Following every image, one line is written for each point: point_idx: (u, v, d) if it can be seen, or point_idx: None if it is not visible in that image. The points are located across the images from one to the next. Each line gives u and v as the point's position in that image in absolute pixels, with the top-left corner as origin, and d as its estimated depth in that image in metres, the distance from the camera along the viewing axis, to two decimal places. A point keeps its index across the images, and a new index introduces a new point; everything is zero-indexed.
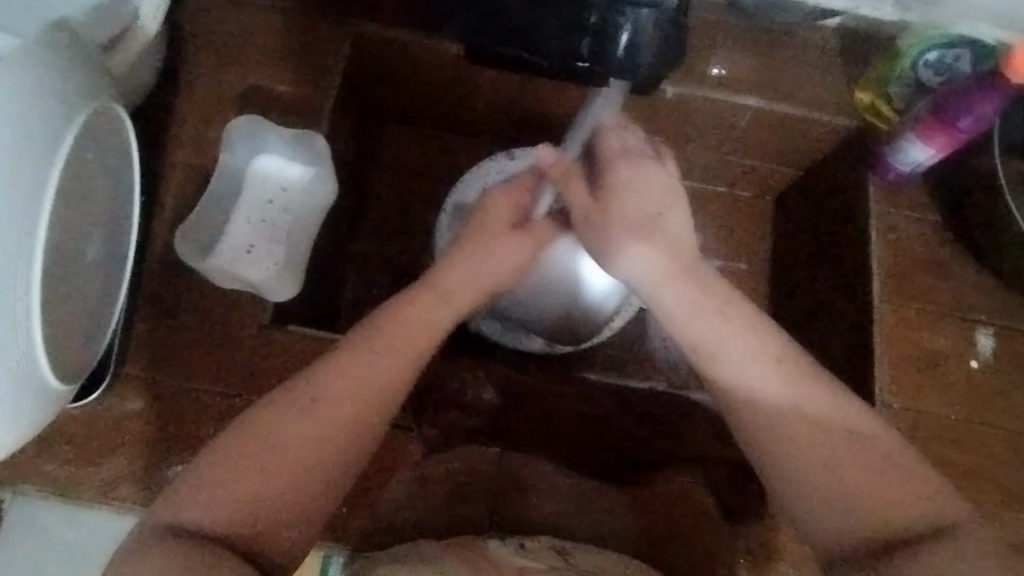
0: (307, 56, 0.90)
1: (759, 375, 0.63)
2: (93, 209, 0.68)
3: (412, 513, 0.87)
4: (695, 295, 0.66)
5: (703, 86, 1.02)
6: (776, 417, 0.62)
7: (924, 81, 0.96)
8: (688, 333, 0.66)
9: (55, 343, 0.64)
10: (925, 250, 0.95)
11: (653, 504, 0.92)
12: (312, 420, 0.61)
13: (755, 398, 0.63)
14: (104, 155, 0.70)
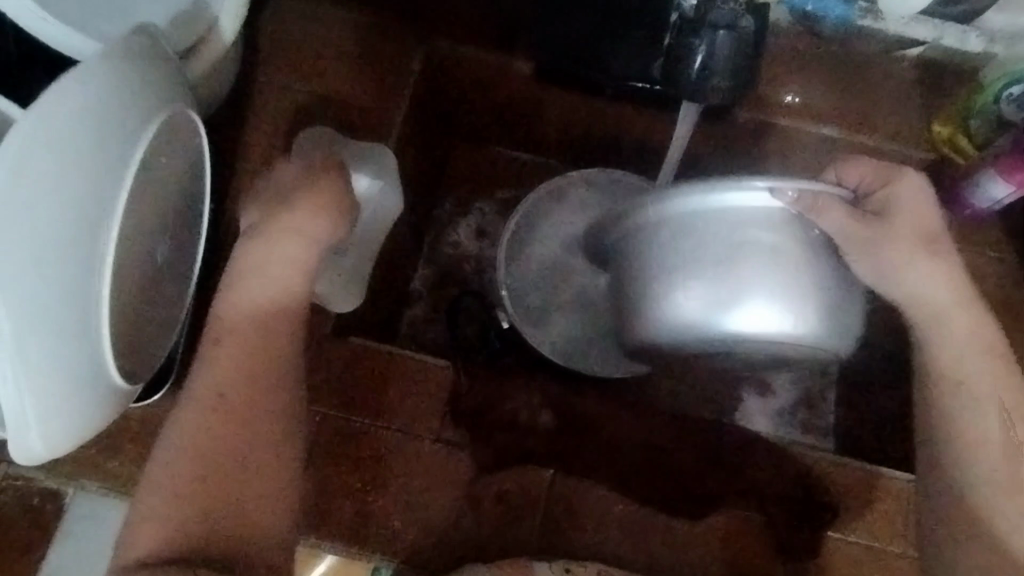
0: (382, 71, 0.92)
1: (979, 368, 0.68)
2: (174, 223, 0.70)
3: (458, 546, 0.76)
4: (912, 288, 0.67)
5: (776, 113, 1.00)
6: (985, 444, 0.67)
7: (1007, 116, 0.92)
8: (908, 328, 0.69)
9: (119, 349, 0.65)
10: (998, 289, 0.95)
11: (733, 550, 0.77)
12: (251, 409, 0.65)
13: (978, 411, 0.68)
14: (181, 162, 0.69)
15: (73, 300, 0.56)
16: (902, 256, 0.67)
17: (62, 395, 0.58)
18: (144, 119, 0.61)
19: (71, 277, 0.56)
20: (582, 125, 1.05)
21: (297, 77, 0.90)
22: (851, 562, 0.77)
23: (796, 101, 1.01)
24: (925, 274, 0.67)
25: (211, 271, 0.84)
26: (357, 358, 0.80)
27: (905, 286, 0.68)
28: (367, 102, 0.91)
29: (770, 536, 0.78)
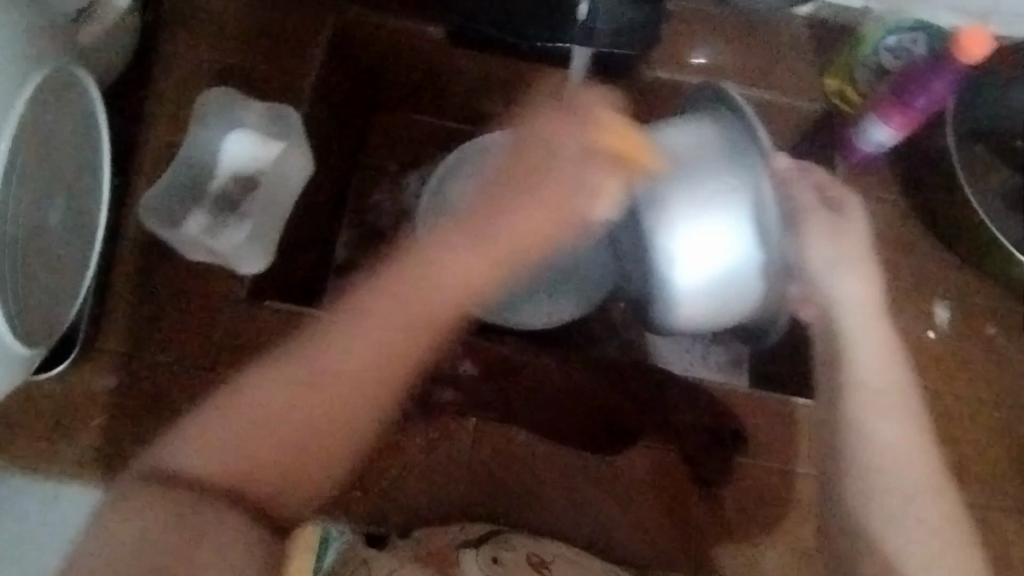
0: (287, 34, 0.90)
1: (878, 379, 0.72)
2: (67, 186, 0.69)
3: (388, 503, 0.79)
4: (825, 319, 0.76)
5: (682, 71, 1.04)
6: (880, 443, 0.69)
7: (885, 65, 1.00)
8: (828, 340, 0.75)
9: (11, 315, 0.64)
10: (892, 228, 0.99)
11: (653, 488, 0.81)
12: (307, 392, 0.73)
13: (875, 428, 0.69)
14: (67, 121, 0.68)
15: None
16: (834, 256, 0.76)
17: None
18: (20, 72, 0.59)
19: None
20: (497, 87, 1.05)
21: (200, 43, 0.88)
22: (765, 486, 0.82)
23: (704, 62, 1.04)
24: (852, 284, 0.75)
25: (118, 241, 0.81)
26: (276, 322, 0.80)
27: (829, 290, 0.75)
28: (273, 65, 0.89)
29: (685, 466, 0.82)
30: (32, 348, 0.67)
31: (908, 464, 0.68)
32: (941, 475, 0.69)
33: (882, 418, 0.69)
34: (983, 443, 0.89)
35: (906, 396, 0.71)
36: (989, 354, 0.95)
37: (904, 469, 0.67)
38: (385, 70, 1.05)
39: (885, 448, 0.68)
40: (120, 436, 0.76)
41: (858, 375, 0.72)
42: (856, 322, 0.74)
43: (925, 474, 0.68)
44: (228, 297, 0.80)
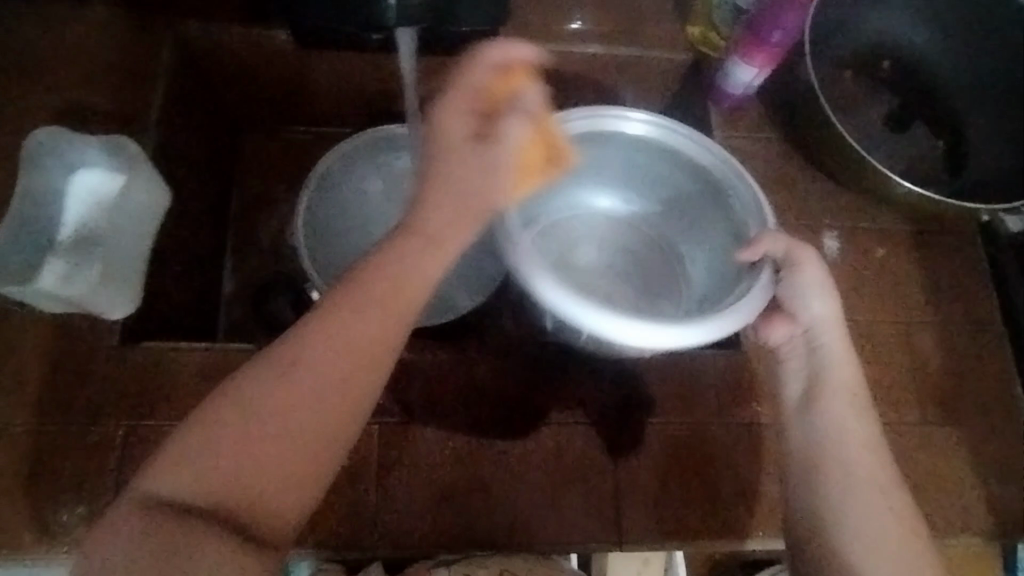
0: (125, 64, 0.86)
1: (841, 407, 0.70)
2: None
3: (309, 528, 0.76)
4: (817, 353, 0.73)
5: (543, 41, 1.01)
6: (842, 459, 0.67)
7: (740, 4, 0.98)
8: (814, 375, 0.72)
9: None
10: (771, 169, 1.00)
11: (570, 464, 0.80)
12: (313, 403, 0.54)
13: (836, 439, 0.68)
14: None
15: None
16: (816, 284, 0.73)
17: None
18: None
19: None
20: (362, 86, 1.02)
21: (31, 89, 0.83)
22: (682, 443, 0.82)
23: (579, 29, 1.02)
24: (826, 307, 0.73)
25: None
26: (153, 362, 0.76)
27: (803, 312, 0.74)
28: (114, 100, 0.84)
29: (596, 436, 0.82)
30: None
31: (863, 464, 0.67)
32: (898, 488, 0.67)
33: (847, 434, 0.69)
34: (886, 364, 0.92)
35: (865, 414, 0.70)
36: (877, 276, 0.96)
37: (872, 479, 0.66)
38: (242, 86, 1.01)
39: (843, 462, 0.67)
40: (1, 510, 0.70)
41: (829, 383, 0.71)
42: (837, 359, 0.72)
43: (883, 480, 0.67)
44: (99, 345, 0.76)
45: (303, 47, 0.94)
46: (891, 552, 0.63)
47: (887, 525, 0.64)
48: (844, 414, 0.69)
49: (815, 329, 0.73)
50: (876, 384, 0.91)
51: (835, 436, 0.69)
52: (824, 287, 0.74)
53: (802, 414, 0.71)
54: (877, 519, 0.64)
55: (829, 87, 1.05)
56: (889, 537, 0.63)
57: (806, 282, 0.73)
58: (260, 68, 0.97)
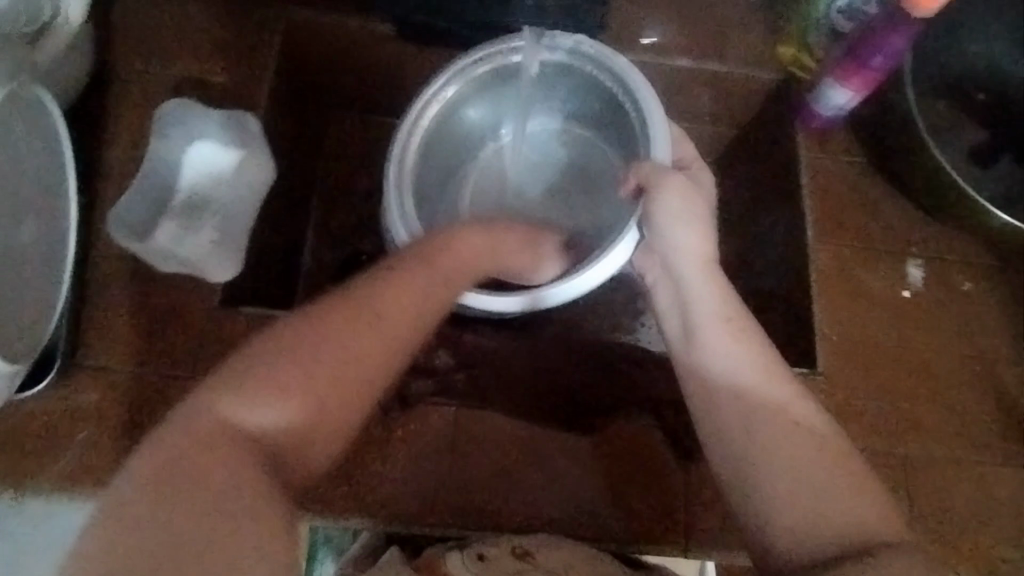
0: (241, 44, 0.89)
1: (714, 340, 0.65)
2: (30, 207, 0.66)
3: (387, 496, 0.78)
4: (693, 280, 0.70)
5: (633, 52, 1.03)
6: (725, 398, 0.62)
7: (839, 28, 1.00)
8: (685, 304, 0.69)
9: None
10: (855, 191, 1.00)
11: (636, 463, 0.82)
12: (340, 368, 0.54)
13: (718, 377, 0.63)
14: (33, 134, 0.66)
15: None
16: (677, 212, 0.71)
17: None
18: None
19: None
20: None
21: (156, 62, 0.87)
22: None
23: (654, 43, 1.03)
24: (685, 234, 0.71)
25: (90, 259, 0.80)
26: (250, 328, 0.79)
27: (666, 243, 0.72)
28: (232, 78, 0.88)
29: (665, 437, 0.84)
30: (15, 366, 0.65)
31: (755, 397, 0.61)
32: (793, 401, 0.61)
33: (726, 362, 0.64)
34: (965, 391, 0.92)
35: (746, 337, 0.65)
36: (958, 307, 0.96)
37: (766, 413, 0.60)
38: (343, 73, 1.04)
39: (729, 399, 0.62)
40: (104, 450, 0.74)
41: (699, 310, 0.68)
42: (701, 283, 0.69)
43: (777, 406, 0.61)
44: (202, 306, 0.79)
45: (404, 42, 0.97)
46: (814, 490, 0.56)
47: (830, 458, 0.58)
48: (733, 339, 0.65)
49: (673, 258, 0.72)
50: (954, 411, 0.91)
51: (710, 381, 0.64)
52: (692, 223, 0.71)
53: (678, 359, 0.68)
54: (797, 463, 0.57)
55: (923, 111, 1.05)
56: (772, 470, 0.57)
57: (671, 211, 0.72)
58: (358, 59, 1.01)
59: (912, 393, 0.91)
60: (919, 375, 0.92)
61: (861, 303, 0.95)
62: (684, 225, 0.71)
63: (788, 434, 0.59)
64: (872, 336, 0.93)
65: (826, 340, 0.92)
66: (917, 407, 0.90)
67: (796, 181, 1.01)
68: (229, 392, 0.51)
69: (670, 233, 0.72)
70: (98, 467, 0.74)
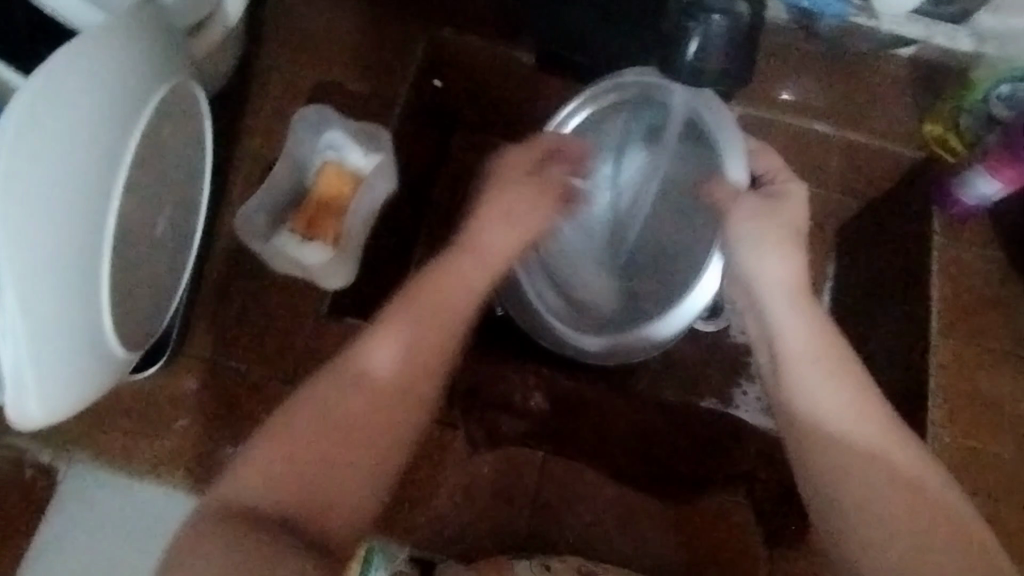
0: (383, 56, 0.90)
1: (810, 375, 0.60)
2: (174, 194, 0.68)
3: (468, 533, 0.77)
4: (801, 311, 0.63)
5: (771, 112, 1.01)
6: (833, 446, 0.58)
7: (997, 115, 0.93)
8: (785, 328, 0.63)
9: (124, 319, 0.65)
10: (991, 289, 0.93)
11: (722, 540, 0.80)
12: (369, 396, 0.58)
13: (814, 418, 0.59)
14: (185, 118, 0.67)
15: (72, 277, 0.56)
16: (757, 237, 0.67)
17: (70, 371, 0.59)
18: (146, 91, 0.60)
19: (64, 248, 0.54)
20: None
21: (300, 62, 0.89)
22: None
23: (792, 99, 1.01)
24: (771, 260, 0.65)
25: (210, 248, 0.81)
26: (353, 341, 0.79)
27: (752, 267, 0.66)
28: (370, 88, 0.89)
29: (756, 524, 0.80)
30: (131, 351, 0.67)
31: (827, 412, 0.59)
32: (885, 433, 0.58)
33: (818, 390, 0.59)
34: None
35: (838, 373, 0.60)
36: None
37: (839, 436, 0.58)
38: (473, 95, 1.04)
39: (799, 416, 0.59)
40: (197, 440, 0.76)
41: (795, 342, 0.62)
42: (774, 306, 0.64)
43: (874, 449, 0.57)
44: (308, 313, 0.80)
45: (540, 73, 0.96)
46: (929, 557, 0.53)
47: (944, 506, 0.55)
48: (812, 351, 0.61)
49: (761, 286, 0.66)
50: None
51: (817, 427, 0.58)
52: (761, 249, 0.66)
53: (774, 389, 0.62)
54: (908, 528, 0.54)
55: None
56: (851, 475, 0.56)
57: (739, 229, 0.68)
58: (491, 83, 1.01)
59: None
60: None
61: (983, 409, 0.88)
62: (763, 243, 0.66)
63: (890, 485, 0.55)
64: (990, 446, 0.86)
65: (938, 442, 0.86)
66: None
67: (925, 266, 0.96)
68: (332, 418, 0.56)
69: (747, 237, 0.67)
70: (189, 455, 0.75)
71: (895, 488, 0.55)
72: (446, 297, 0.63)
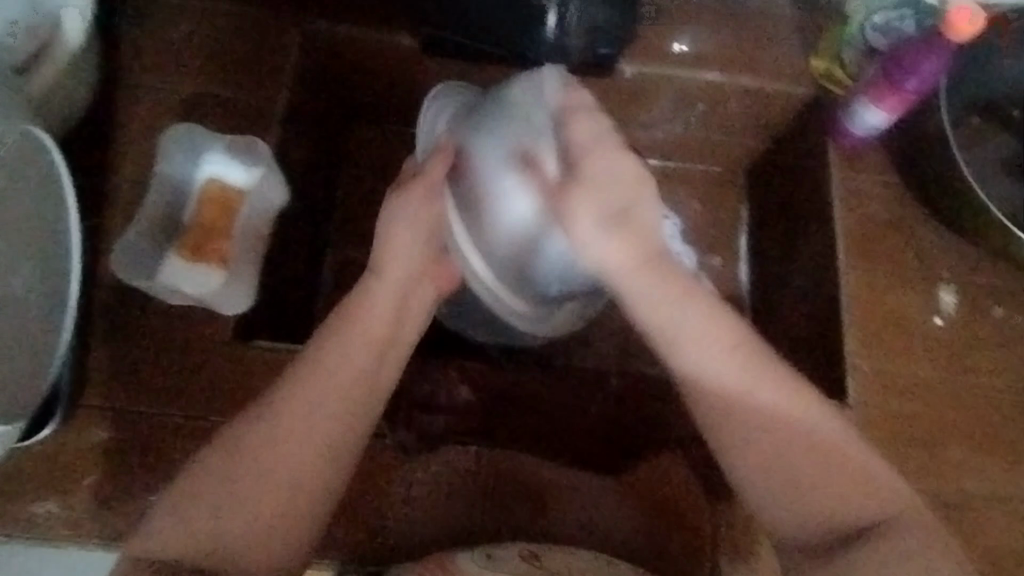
0: (251, 59, 0.85)
1: (704, 355, 0.60)
2: (25, 245, 0.63)
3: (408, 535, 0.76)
4: (657, 274, 0.59)
5: (662, 63, 0.99)
6: (741, 406, 0.60)
7: (874, 45, 0.95)
8: (654, 309, 0.60)
9: None
10: (890, 215, 0.95)
11: (659, 501, 0.81)
12: (290, 436, 0.60)
13: (711, 382, 0.60)
14: (28, 164, 0.63)
15: None
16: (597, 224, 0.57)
17: None
18: None
19: None
20: None
21: (162, 78, 0.84)
22: None
23: (688, 50, 1.00)
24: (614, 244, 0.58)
25: (96, 290, 0.77)
26: (262, 364, 0.76)
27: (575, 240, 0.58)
28: (243, 95, 0.84)
29: (694, 478, 0.82)
30: (9, 421, 0.63)
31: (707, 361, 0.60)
32: (784, 423, 0.60)
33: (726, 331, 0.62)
34: (1002, 426, 0.88)
35: (714, 327, 0.60)
36: (994, 339, 0.92)
37: (751, 406, 0.60)
38: (358, 86, 1.00)
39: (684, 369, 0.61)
40: (112, 493, 0.72)
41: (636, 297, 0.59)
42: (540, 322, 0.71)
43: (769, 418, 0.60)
44: (212, 341, 0.76)
45: (421, 56, 0.93)
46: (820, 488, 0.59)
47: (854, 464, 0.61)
48: (730, 347, 0.60)
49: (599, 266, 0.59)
50: (991, 449, 0.87)
51: (733, 411, 0.60)
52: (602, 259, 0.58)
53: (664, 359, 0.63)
54: (813, 488, 0.59)
55: (962, 129, 1.00)
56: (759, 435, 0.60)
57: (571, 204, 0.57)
58: (374, 73, 0.97)
59: (947, 429, 0.87)
60: (952, 410, 0.88)
61: (895, 333, 0.90)
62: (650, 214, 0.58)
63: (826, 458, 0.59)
64: (905, 369, 0.89)
65: (857, 373, 0.88)
66: (950, 443, 0.87)
67: (826, 201, 0.97)
68: (234, 448, 0.60)
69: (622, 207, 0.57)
70: (108, 509, 0.72)
71: (816, 471, 0.59)
72: (364, 351, 0.64)
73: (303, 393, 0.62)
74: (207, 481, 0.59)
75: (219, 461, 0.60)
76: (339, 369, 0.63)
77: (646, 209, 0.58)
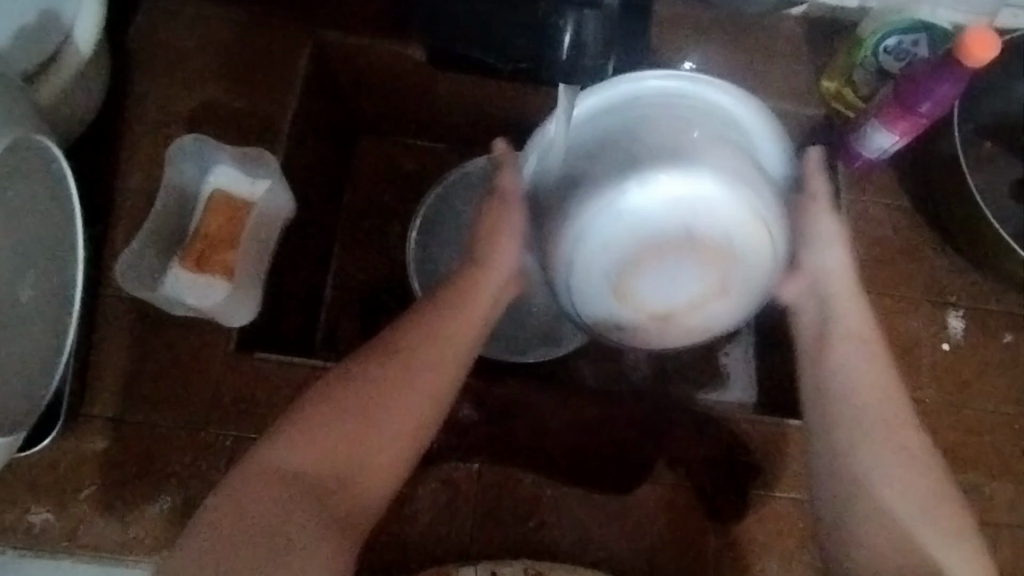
0: (259, 70, 0.85)
1: (849, 355, 0.67)
2: (33, 255, 0.63)
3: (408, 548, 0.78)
4: (853, 311, 0.69)
5: None
6: (862, 413, 0.65)
7: (887, 68, 0.95)
8: (835, 306, 0.70)
9: None
10: (899, 238, 0.95)
11: (663, 520, 0.81)
12: (377, 400, 0.61)
13: (846, 390, 0.66)
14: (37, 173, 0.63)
15: None
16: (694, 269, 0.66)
17: None
18: None
19: None
20: (482, 112, 1.00)
21: (172, 86, 0.84)
22: (778, 515, 0.81)
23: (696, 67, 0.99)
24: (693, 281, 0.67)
25: (101, 298, 0.77)
26: (264, 376, 0.76)
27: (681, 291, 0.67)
28: (250, 105, 0.84)
29: (697, 498, 0.81)
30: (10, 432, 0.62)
31: (874, 406, 0.65)
32: (902, 449, 0.64)
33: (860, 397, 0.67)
34: (1009, 454, 0.87)
35: (870, 356, 0.67)
36: (1002, 365, 0.91)
37: (887, 439, 0.64)
38: (366, 97, 1.00)
39: (851, 390, 0.65)
40: (111, 504, 0.72)
41: (839, 323, 0.69)
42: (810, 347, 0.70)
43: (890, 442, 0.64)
44: (215, 351, 0.76)
45: (430, 69, 0.93)
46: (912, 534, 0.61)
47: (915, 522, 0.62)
48: (868, 379, 0.66)
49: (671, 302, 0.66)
50: (997, 476, 0.86)
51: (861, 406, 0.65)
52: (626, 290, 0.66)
53: (816, 359, 0.68)
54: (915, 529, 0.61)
55: (973, 152, 0.99)
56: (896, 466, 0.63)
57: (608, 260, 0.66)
58: (383, 85, 0.97)
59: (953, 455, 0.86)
60: (958, 436, 0.87)
61: (902, 358, 0.90)
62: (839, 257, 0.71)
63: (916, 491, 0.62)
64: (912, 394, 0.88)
65: None
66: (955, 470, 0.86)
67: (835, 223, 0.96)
68: (337, 408, 0.60)
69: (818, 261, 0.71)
70: (107, 520, 0.71)
71: (928, 500, 0.62)
72: (444, 339, 0.65)
73: (410, 361, 0.63)
74: (288, 444, 0.59)
75: (310, 427, 0.59)
76: (420, 350, 0.64)
77: (812, 263, 0.71)
